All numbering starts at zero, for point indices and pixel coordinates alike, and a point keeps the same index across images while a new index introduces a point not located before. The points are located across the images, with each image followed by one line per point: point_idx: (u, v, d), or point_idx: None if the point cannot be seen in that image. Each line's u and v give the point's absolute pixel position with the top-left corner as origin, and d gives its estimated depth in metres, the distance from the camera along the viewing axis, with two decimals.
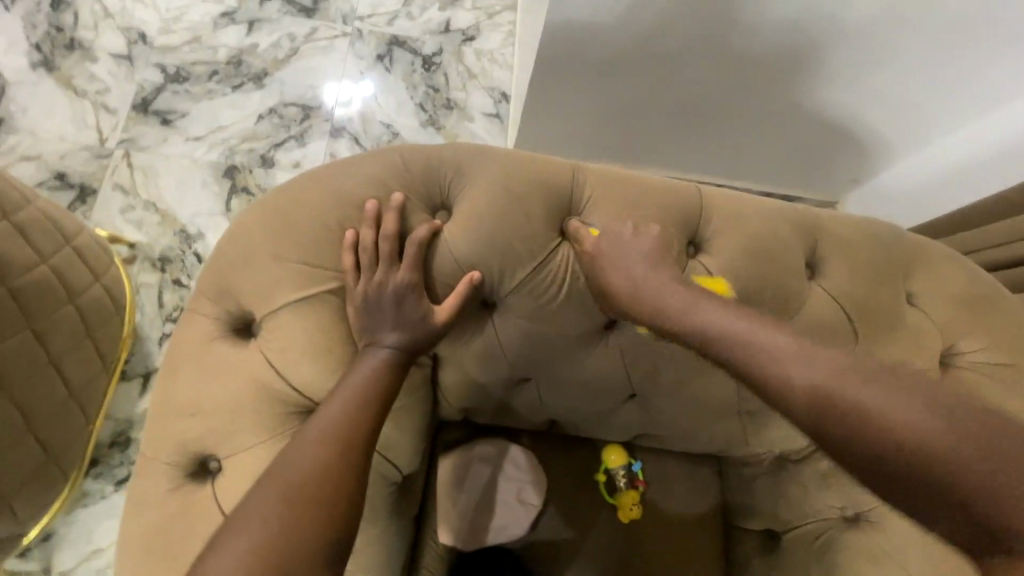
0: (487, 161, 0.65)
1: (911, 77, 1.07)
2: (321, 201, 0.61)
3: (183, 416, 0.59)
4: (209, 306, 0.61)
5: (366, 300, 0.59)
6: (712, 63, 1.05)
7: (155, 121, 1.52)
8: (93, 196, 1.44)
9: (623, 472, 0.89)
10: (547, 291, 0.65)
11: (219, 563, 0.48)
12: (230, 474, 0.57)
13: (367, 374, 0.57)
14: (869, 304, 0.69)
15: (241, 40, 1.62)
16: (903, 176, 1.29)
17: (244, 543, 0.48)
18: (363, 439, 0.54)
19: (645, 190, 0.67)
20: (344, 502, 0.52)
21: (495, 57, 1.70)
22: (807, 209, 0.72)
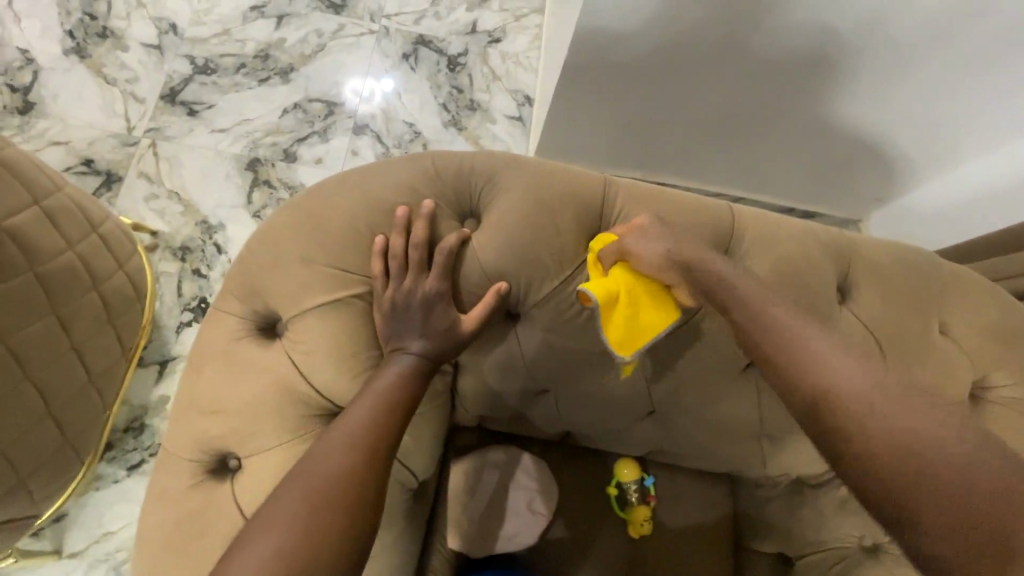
0: (518, 171, 0.64)
1: (947, 98, 1.05)
2: (352, 204, 0.61)
3: (206, 413, 0.59)
4: (235, 305, 0.61)
5: (394, 306, 0.59)
6: (743, 75, 1.03)
7: (182, 111, 1.54)
8: (119, 183, 1.46)
9: (635, 487, 0.88)
10: (573, 305, 0.64)
11: (240, 564, 0.47)
12: (250, 474, 0.57)
13: (393, 380, 0.57)
14: (900, 333, 0.67)
15: (270, 34, 1.64)
16: (932, 195, 1.26)
17: (263, 551, 0.47)
18: (385, 446, 0.54)
19: (676, 207, 0.66)
20: (362, 511, 0.52)
21: (520, 60, 1.70)
22: (839, 232, 0.71)
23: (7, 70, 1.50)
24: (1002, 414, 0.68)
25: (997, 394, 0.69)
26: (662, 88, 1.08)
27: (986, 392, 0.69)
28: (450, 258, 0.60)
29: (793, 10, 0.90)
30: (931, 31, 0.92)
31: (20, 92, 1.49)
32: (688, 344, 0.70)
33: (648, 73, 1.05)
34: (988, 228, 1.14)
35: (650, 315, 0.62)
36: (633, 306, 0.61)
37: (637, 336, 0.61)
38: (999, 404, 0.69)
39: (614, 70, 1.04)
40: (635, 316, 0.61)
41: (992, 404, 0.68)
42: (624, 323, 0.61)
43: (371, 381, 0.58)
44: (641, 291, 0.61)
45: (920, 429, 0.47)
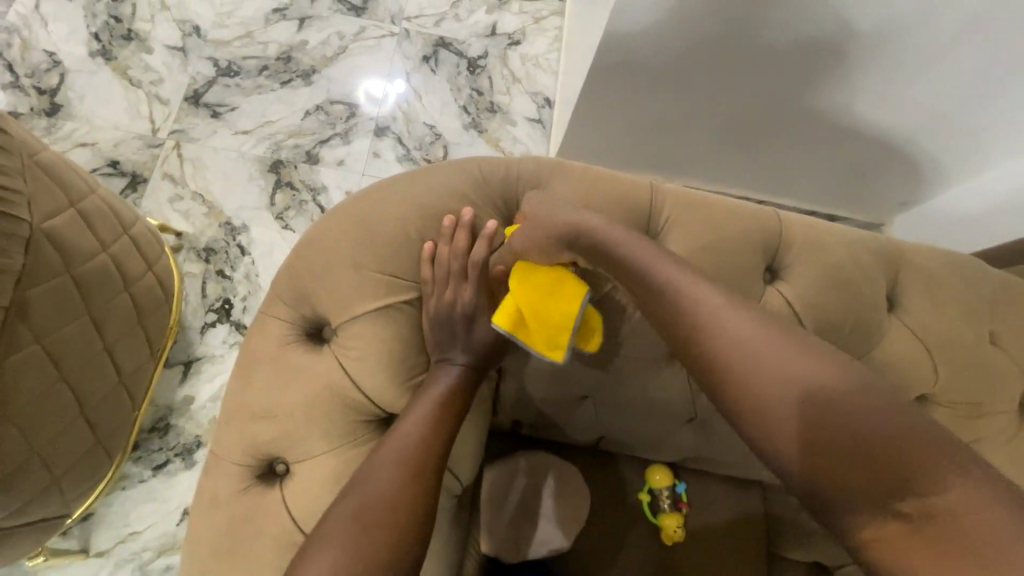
0: (565, 178, 0.64)
1: (983, 105, 1.02)
2: (400, 209, 0.60)
3: (254, 419, 0.58)
4: (283, 309, 0.61)
5: (440, 316, 0.59)
6: (776, 80, 1.03)
7: (205, 113, 1.55)
8: (144, 184, 1.48)
9: (668, 493, 0.88)
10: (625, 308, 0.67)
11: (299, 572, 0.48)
12: (299, 481, 0.57)
13: (442, 390, 0.57)
14: (952, 341, 0.65)
15: (292, 36, 1.65)
16: (956, 200, 1.26)
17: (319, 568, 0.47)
18: (436, 458, 0.54)
19: (724, 213, 0.65)
20: (413, 525, 0.51)
21: (540, 63, 1.70)
22: (887, 238, 0.69)
23: (35, 72, 1.52)
24: None
25: None
26: (689, 92, 1.08)
27: None
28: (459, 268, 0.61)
29: (828, 15, 0.88)
30: (972, 39, 0.91)
31: (46, 95, 1.51)
32: None
33: (676, 74, 1.03)
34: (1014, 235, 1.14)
35: (546, 297, 0.59)
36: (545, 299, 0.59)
37: (556, 330, 0.59)
38: None
39: (644, 74, 1.04)
40: (545, 312, 0.59)
41: None
42: (546, 326, 0.59)
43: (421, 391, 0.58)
44: (551, 282, 0.60)
45: (772, 385, 0.48)
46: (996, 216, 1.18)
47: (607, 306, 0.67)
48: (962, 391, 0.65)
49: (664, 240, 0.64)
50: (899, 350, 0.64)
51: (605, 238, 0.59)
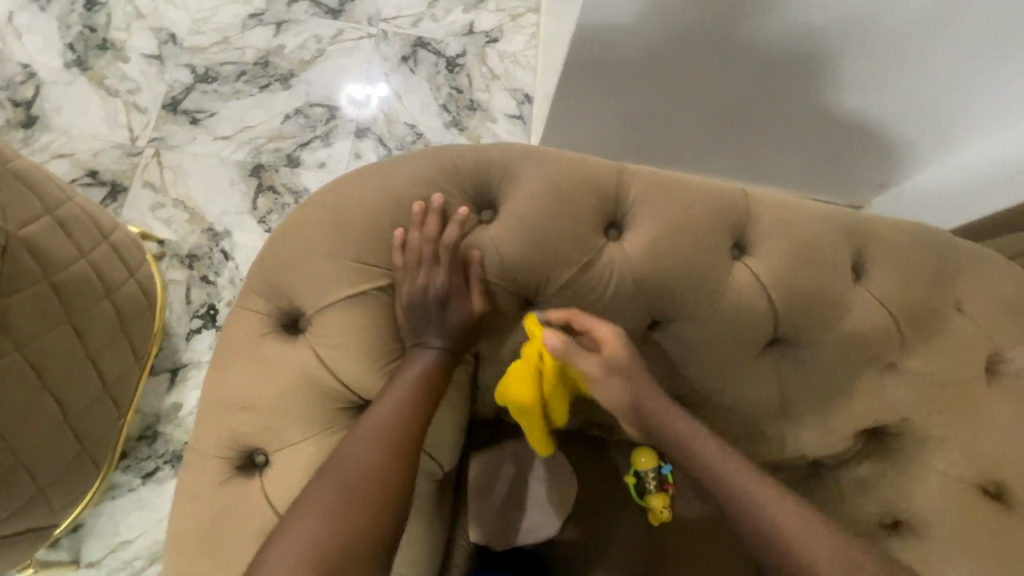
0: (533, 161, 0.63)
1: (952, 84, 1.05)
2: (370, 198, 0.61)
3: (231, 411, 0.59)
4: (256, 302, 0.61)
5: (411, 301, 0.59)
6: (746, 66, 1.05)
7: (184, 120, 1.55)
8: (124, 193, 1.48)
9: (653, 474, 0.86)
10: (592, 291, 0.63)
11: (275, 553, 0.49)
12: (279, 470, 0.57)
13: (418, 373, 0.58)
14: (915, 310, 0.67)
15: (269, 41, 1.65)
16: (937, 178, 1.26)
17: (296, 549, 0.48)
18: (415, 440, 0.55)
19: (693, 191, 0.65)
20: (391, 506, 0.52)
21: (518, 60, 1.71)
22: (853, 211, 0.71)
23: (9, 84, 1.51)
24: (1016, 386, 0.69)
25: (1015, 367, 0.70)
26: (663, 81, 1.09)
27: (1003, 365, 0.70)
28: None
29: None
30: (935, 18, 0.93)
31: (22, 107, 1.50)
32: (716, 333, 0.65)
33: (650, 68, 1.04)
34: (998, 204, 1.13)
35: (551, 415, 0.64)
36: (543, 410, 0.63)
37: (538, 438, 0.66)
38: (1015, 376, 0.70)
39: (617, 64, 1.05)
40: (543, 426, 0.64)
41: (1009, 376, 0.70)
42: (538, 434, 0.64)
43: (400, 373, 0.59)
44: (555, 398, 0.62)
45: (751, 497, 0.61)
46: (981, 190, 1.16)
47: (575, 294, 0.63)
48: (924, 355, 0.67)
49: (633, 222, 0.64)
50: (865, 320, 0.66)
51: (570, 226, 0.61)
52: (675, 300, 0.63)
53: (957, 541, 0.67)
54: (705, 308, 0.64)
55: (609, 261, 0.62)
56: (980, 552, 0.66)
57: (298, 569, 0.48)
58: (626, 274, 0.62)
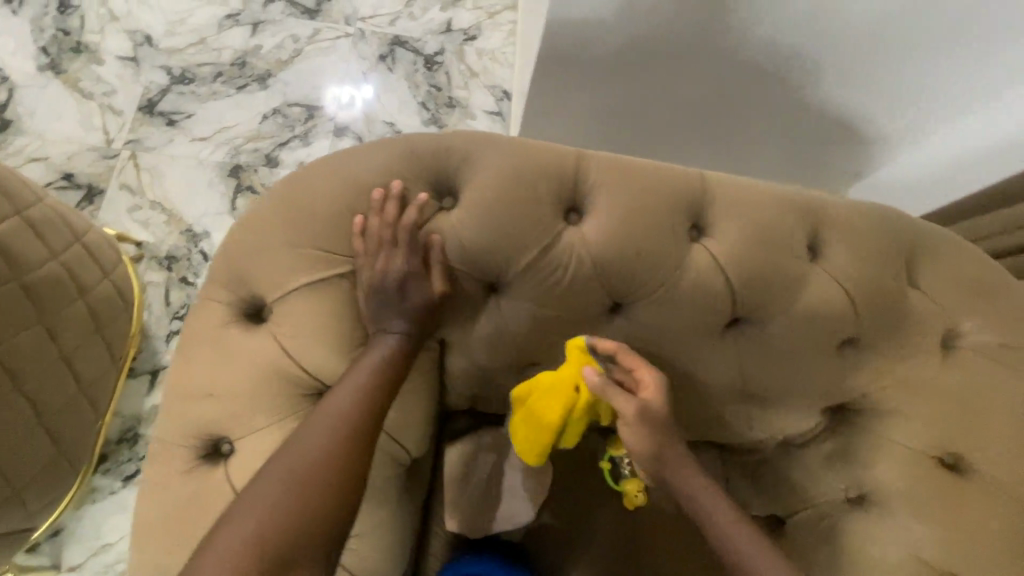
0: (492, 148, 0.64)
1: (915, 72, 1.06)
2: (330, 187, 0.61)
3: (195, 400, 0.59)
4: (219, 292, 0.61)
5: (370, 287, 0.60)
6: (713, 58, 1.06)
7: (161, 121, 1.54)
8: (101, 196, 1.47)
9: (628, 459, 0.85)
10: (552, 276, 0.63)
11: (227, 534, 0.50)
12: (243, 457, 0.58)
13: (378, 361, 0.59)
14: (871, 287, 0.69)
15: (246, 41, 1.64)
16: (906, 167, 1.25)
17: (245, 529, 0.50)
18: (370, 426, 0.56)
19: (650, 175, 0.66)
20: (343, 490, 0.54)
21: (497, 57, 1.72)
22: (809, 193, 0.72)
23: None
24: (973, 360, 0.71)
25: (969, 341, 0.72)
26: (632, 76, 1.10)
27: (958, 340, 0.73)
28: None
29: None
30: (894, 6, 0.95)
31: None
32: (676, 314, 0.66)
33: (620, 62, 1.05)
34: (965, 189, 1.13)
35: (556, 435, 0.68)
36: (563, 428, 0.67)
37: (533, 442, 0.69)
38: (970, 350, 0.72)
39: (585, 58, 1.07)
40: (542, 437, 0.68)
41: (964, 351, 0.72)
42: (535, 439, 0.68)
43: (360, 359, 0.60)
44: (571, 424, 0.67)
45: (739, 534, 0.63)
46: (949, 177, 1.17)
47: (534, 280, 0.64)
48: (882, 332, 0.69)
49: (591, 207, 0.65)
50: (821, 298, 0.67)
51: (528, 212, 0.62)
52: (634, 281, 0.64)
53: (916, 511, 0.69)
54: (664, 288, 0.65)
55: (568, 244, 0.63)
56: (938, 522, 0.68)
57: (247, 549, 0.49)
58: (585, 258, 0.63)
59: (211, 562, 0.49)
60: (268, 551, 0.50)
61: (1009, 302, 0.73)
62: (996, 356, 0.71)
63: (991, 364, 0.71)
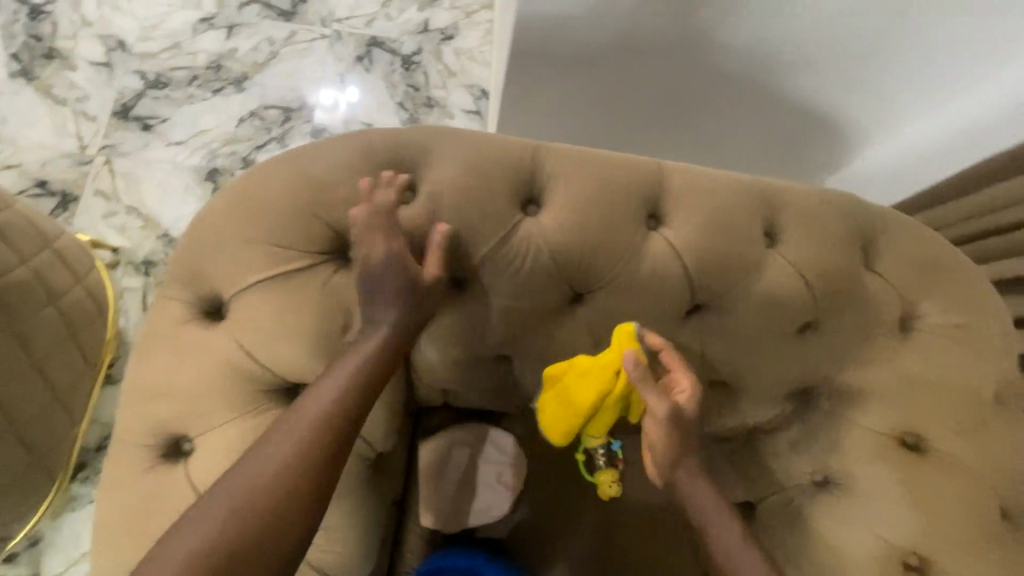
0: (449, 143, 0.65)
1: (882, 59, 1.06)
2: (288, 183, 0.62)
3: (155, 399, 0.59)
4: (178, 290, 0.61)
5: (329, 283, 0.61)
6: (682, 52, 1.06)
7: (136, 126, 1.53)
8: (75, 203, 1.46)
9: (602, 451, 0.85)
10: (511, 267, 0.64)
11: (204, 516, 0.51)
12: (203, 453, 0.58)
13: (369, 350, 0.59)
14: (829, 272, 0.70)
15: (221, 44, 1.63)
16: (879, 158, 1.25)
17: (224, 512, 0.51)
18: (344, 428, 0.56)
19: (606, 165, 0.68)
20: (307, 495, 0.53)
21: (474, 56, 1.72)
22: (766, 180, 0.73)
23: None
24: (931, 341, 0.73)
25: (927, 322, 0.74)
26: (603, 74, 1.09)
27: (916, 321, 0.74)
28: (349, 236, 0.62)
29: None
30: None
31: None
32: (634, 303, 0.67)
33: (589, 58, 1.05)
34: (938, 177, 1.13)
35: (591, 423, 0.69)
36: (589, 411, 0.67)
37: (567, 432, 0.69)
38: (928, 331, 0.73)
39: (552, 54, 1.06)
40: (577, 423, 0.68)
41: (922, 331, 0.73)
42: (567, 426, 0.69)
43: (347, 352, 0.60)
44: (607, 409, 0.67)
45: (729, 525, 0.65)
46: (920, 167, 1.17)
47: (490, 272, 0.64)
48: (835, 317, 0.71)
49: (548, 199, 0.66)
50: (780, 283, 0.68)
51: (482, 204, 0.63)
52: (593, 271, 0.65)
53: (879, 491, 0.70)
54: (623, 276, 0.66)
55: (526, 235, 0.64)
56: (897, 502, 0.69)
57: (223, 532, 0.50)
58: (544, 249, 0.64)
59: (186, 542, 0.50)
60: (228, 547, 0.50)
61: (965, 283, 0.74)
62: (954, 336, 0.73)
63: (949, 345, 0.72)
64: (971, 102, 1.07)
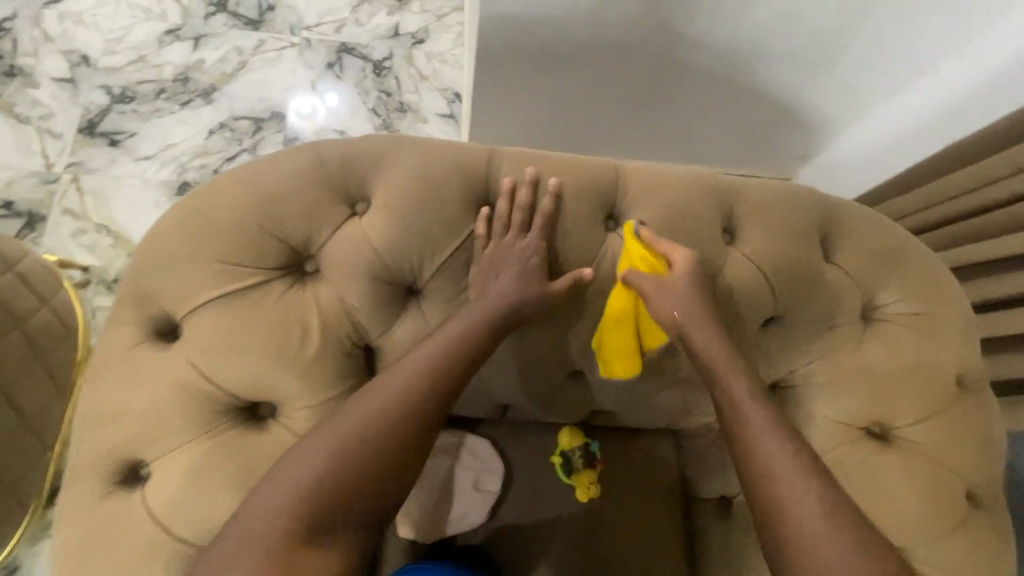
0: (401, 152, 0.65)
1: (846, 57, 1.06)
2: (238, 199, 0.62)
3: (108, 425, 0.59)
4: (130, 313, 0.62)
5: (282, 297, 0.61)
6: (648, 54, 1.04)
7: (103, 142, 1.51)
8: (43, 222, 1.43)
9: (578, 452, 0.90)
10: (466, 273, 0.66)
11: (299, 464, 0.54)
12: (158, 478, 0.59)
13: (467, 324, 0.62)
14: (788, 265, 0.70)
15: (187, 56, 1.61)
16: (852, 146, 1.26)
17: (320, 459, 0.54)
18: (438, 397, 0.59)
19: (558, 169, 0.69)
20: (387, 478, 0.55)
21: (446, 59, 1.71)
22: (721, 176, 0.75)
23: None
24: (893, 330, 0.74)
25: (887, 312, 0.75)
26: (570, 73, 1.08)
27: (877, 312, 0.75)
28: (302, 249, 0.63)
29: None
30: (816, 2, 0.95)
31: None
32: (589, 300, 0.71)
33: (555, 59, 1.04)
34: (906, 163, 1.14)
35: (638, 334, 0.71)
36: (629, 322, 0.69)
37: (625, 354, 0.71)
38: (888, 320, 0.74)
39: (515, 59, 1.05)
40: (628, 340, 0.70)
41: (882, 321, 0.74)
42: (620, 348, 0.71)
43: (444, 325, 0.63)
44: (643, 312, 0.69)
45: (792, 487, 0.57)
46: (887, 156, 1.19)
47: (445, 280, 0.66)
48: (795, 313, 0.71)
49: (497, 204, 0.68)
50: (737, 278, 0.70)
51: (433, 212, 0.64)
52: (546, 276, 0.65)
53: (849, 480, 0.70)
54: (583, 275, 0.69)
55: (480, 240, 0.65)
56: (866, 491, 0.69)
57: (315, 480, 0.53)
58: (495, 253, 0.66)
59: (282, 483, 0.53)
60: (318, 493, 0.52)
61: (923, 270, 0.75)
62: (913, 323, 0.74)
63: (909, 332, 0.73)
64: (918, 105, 1.10)
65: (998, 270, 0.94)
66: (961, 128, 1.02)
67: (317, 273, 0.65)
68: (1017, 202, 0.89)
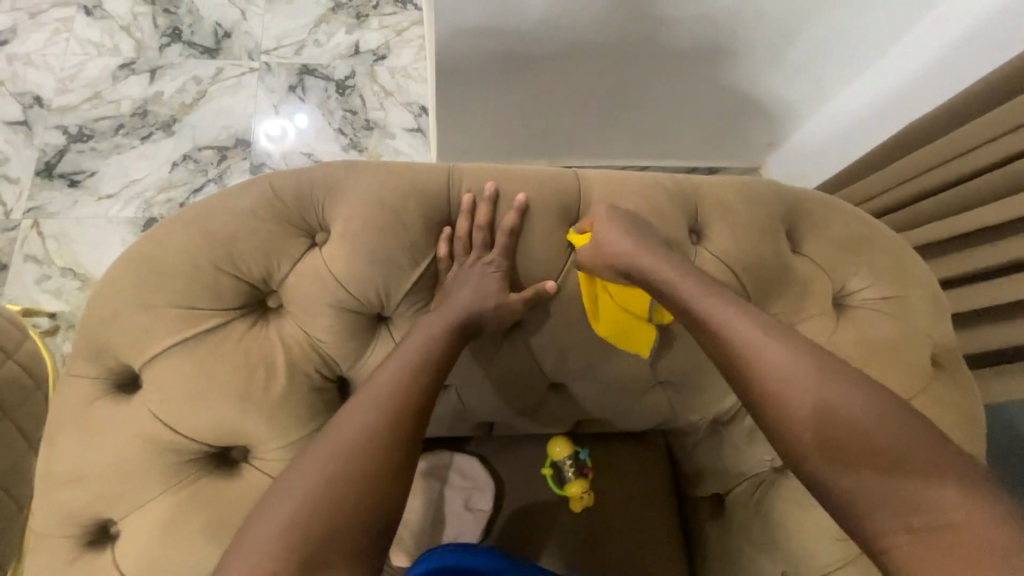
0: (357, 178, 0.65)
1: (797, 48, 1.07)
2: (189, 242, 0.61)
3: (70, 485, 0.58)
4: (87, 368, 0.61)
5: (243, 336, 0.61)
6: (618, 55, 1.04)
7: (62, 183, 1.46)
8: (4, 271, 1.38)
9: (570, 462, 0.86)
10: (431, 293, 0.67)
11: (279, 501, 0.51)
12: (127, 536, 0.58)
13: (435, 342, 0.62)
14: (753, 260, 0.71)
15: (145, 89, 1.57)
16: (812, 133, 1.29)
17: (301, 492, 0.51)
18: (414, 411, 0.57)
19: (519, 183, 0.70)
20: (374, 503, 0.53)
21: (409, 73, 1.69)
22: (680, 178, 0.76)
23: None
24: (866, 315, 0.74)
25: (859, 297, 0.75)
26: (535, 81, 1.08)
27: (849, 298, 0.76)
28: (262, 285, 0.63)
29: None
30: None
31: None
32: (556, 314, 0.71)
33: (515, 67, 1.04)
34: (866, 147, 1.16)
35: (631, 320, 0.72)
36: (623, 307, 0.72)
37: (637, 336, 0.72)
38: (861, 305, 0.75)
39: (472, 72, 1.04)
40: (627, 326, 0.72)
41: (855, 306, 0.75)
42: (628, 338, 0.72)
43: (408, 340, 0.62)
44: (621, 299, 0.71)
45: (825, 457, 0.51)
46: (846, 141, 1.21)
47: (409, 301, 0.66)
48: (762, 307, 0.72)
49: (456, 220, 0.68)
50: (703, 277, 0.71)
51: (394, 238, 0.64)
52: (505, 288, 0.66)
53: None
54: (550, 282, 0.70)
55: (440, 258, 0.66)
56: None
57: (300, 514, 0.50)
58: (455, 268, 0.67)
59: (266, 526, 0.50)
60: (308, 528, 0.50)
61: (889, 252, 0.76)
62: (886, 309, 0.74)
63: (883, 319, 0.73)
64: (873, 85, 1.12)
65: (962, 245, 0.96)
66: (916, 105, 1.04)
67: (281, 308, 0.66)
68: (980, 175, 0.90)
